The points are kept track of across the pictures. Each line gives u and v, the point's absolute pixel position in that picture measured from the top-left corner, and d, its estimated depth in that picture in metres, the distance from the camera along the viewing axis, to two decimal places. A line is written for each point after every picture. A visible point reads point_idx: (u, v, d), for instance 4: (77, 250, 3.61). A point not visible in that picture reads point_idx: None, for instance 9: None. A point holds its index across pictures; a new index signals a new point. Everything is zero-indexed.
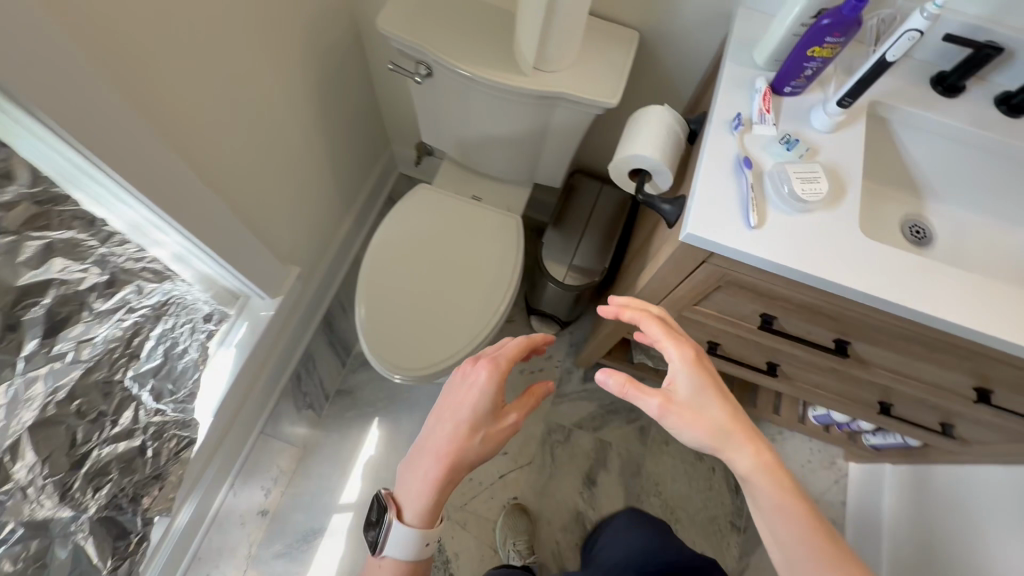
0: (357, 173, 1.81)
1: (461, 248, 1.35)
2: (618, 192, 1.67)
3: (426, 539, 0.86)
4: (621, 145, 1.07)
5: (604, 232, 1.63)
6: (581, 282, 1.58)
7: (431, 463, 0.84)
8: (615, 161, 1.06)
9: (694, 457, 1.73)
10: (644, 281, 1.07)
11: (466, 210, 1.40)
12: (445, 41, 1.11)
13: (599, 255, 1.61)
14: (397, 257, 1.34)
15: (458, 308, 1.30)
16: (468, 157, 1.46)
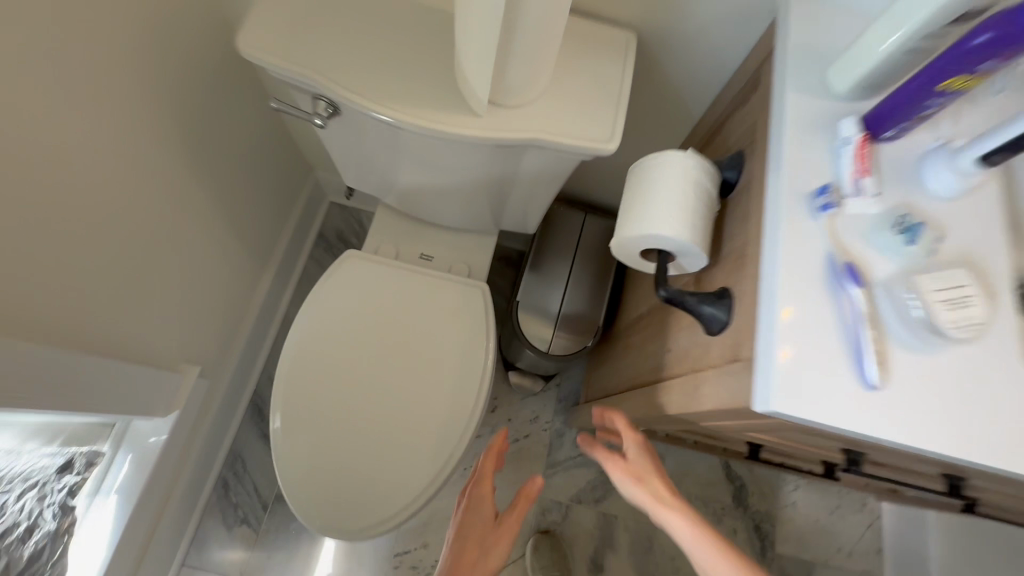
0: (272, 218, 1.41)
1: (412, 343, 1.03)
2: (606, 221, 1.32)
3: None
4: (625, 214, 0.74)
5: (593, 276, 1.28)
6: (571, 347, 1.26)
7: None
8: (618, 237, 0.73)
9: (711, 520, 1.49)
10: (672, 403, 0.76)
11: (415, 289, 1.06)
12: (352, 72, 0.75)
13: (591, 309, 1.27)
14: (325, 365, 1.01)
15: (412, 428, 0.99)
16: (411, 203, 1.09)
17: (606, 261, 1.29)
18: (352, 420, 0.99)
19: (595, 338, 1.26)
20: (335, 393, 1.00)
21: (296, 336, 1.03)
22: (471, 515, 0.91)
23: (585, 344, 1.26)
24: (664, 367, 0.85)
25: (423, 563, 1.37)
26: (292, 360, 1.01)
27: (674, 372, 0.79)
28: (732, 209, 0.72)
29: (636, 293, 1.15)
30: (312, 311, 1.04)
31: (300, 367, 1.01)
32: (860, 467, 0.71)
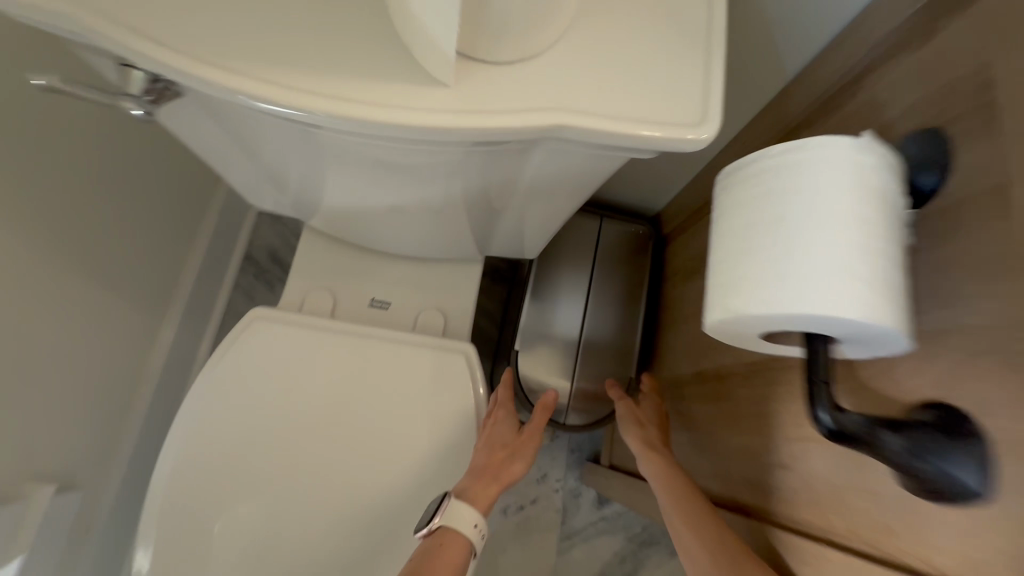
0: (169, 246, 1.02)
1: (366, 454, 0.68)
2: (629, 227, 0.97)
3: (473, 521, 0.58)
4: (737, 263, 0.40)
5: (617, 305, 0.93)
6: (597, 411, 0.93)
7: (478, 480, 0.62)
8: (726, 311, 0.39)
9: None
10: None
11: (365, 365, 0.71)
12: (190, 18, 0.39)
13: (620, 354, 0.93)
14: (229, 501, 0.67)
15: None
16: (353, 222, 0.73)
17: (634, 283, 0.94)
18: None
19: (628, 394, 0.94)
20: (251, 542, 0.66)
21: (179, 451, 0.68)
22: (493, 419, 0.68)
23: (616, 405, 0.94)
24: (788, 499, 0.51)
25: None
26: (176, 493, 0.67)
27: (825, 520, 0.45)
28: (952, 241, 0.37)
29: (687, 333, 0.80)
30: (208, 412, 0.69)
31: (191, 505, 0.67)
32: None
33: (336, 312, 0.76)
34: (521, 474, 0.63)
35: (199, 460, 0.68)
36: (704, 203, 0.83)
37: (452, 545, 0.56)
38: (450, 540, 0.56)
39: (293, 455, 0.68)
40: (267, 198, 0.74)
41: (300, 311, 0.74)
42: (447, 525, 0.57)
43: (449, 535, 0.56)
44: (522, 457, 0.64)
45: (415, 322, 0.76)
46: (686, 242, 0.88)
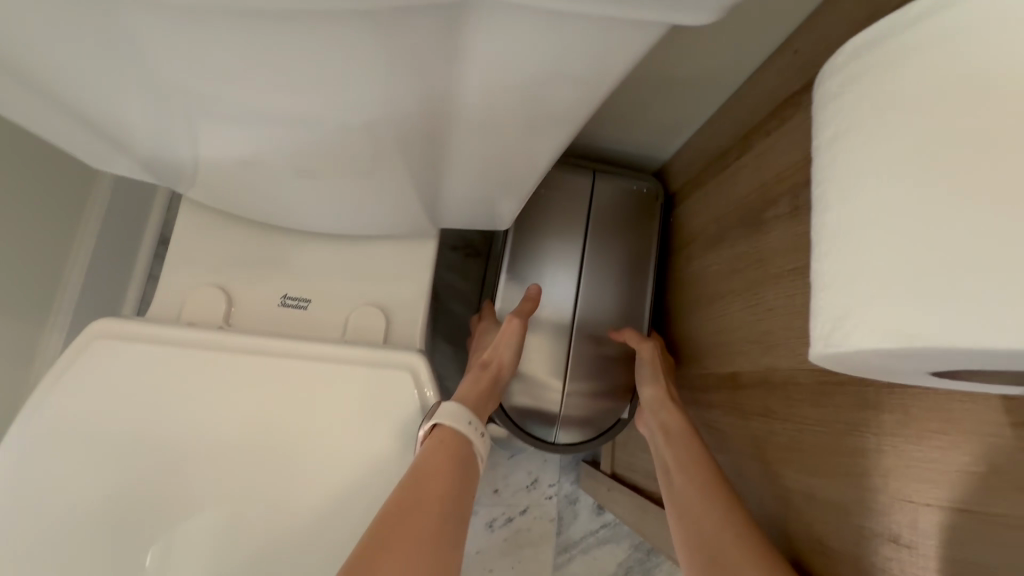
0: (38, 230, 0.72)
1: (272, 525, 0.48)
2: (627, 187, 0.75)
3: (469, 418, 0.50)
4: (907, 238, 0.19)
5: (615, 285, 0.73)
6: (592, 429, 0.74)
7: (471, 381, 0.62)
8: (909, 335, 0.18)
9: None
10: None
11: (271, 395, 0.50)
12: None
13: (618, 353, 0.73)
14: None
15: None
16: (250, 189, 0.51)
17: (636, 252, 0.74)
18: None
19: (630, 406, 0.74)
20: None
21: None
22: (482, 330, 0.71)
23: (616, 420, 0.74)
24: None
25: None
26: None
27: None
28: None
29: (713, 321, 0.61)
30: (35, 475, 0.48)
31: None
32: None
33: (233, 319, 0.55)
34: (507, 356, 0.64)
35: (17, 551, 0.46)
36: (729, 148, 0.62)
37: (455, 444, 0.47)
38: (453, 438, 0.48)
39: (165, 535, 0.47)
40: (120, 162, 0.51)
41: (179, 322, 0.52)
42: (444, 419, 0.48)
43: (449, 436, 0.48)
44: (505, 342, 0.65)
45: (346, 328, 0.56)
46: (704, 201, 0.68)
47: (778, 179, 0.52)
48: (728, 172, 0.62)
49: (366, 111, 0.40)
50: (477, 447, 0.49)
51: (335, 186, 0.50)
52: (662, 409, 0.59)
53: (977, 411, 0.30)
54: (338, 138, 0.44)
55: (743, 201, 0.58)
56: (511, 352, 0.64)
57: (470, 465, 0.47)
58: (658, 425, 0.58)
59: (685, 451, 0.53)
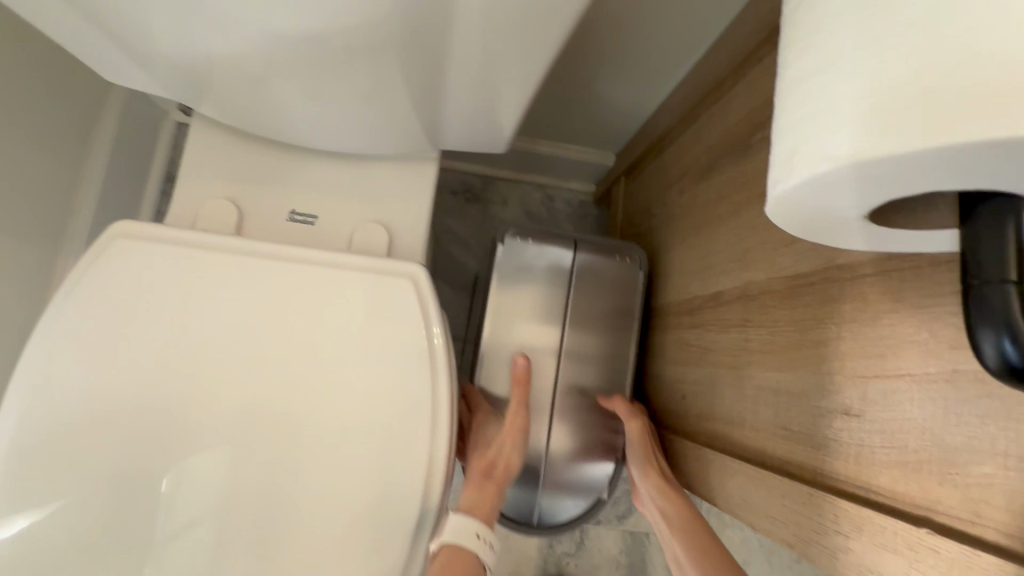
0: (62, 152, 0.75)
1: (290, 417, 0.52)
2: (611, 260, 0.76)
3: (477, 530, 0.52)
4: (862, 77, 0.20)
5: (603, 314, 0.75)
6: (576, 507, 0.74)
7: (475, 488, 0.60)
8: (839, 156, 0.21)
9: None
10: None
11: (281, 299, 0.53)
12: None
13: (616, 309, 0.75)
14: (96, 485, 0.50)
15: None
16: (256, 105, 0.53)
17: (619, 273, 0.76)
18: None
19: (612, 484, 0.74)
20: (125, 538, 0.49)
21: (20, 418, 0.50)
22: (479, 422, 0.69)
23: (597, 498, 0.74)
24: (858, 456, 0.35)
25: None
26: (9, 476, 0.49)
27: (928, 488, 0.31)
28: None
29: (699, 250, 0.64)
30: (58, 366, 0.51)
31: (39, 491, 0.49)
32: None
33: (243, 231, 0.58)
34: (514, 460, 0.64)
35: (48, 432, 0.50)
36: (722, 81, 0.64)
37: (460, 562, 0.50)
38: (454, 556, 0.50)
39: (186, 417, 0.51)
40: (132, 73, 0.53)
41: (191, 229, 0.55)
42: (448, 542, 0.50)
43: (454, 553, 0.50)
44: (511, 443, 0.66)
45: (350, 242, 0.59)
46: (696, 135, 0.70)
47: (767, 103, 0.53)
48: (722, 104, 0.63)
49: (371, 22, 0.42)
50: (486, 558, 0.51)
51: (338, 104, 0.52)
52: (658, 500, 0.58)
53: (926, 285, 0.32)
54: (343, 53, 0.45)
55: (733, 130, 0.60)
56: (517, 454, 0.65)
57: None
58: (657, 510, 0.58)
59: (692, 542, 0.54)
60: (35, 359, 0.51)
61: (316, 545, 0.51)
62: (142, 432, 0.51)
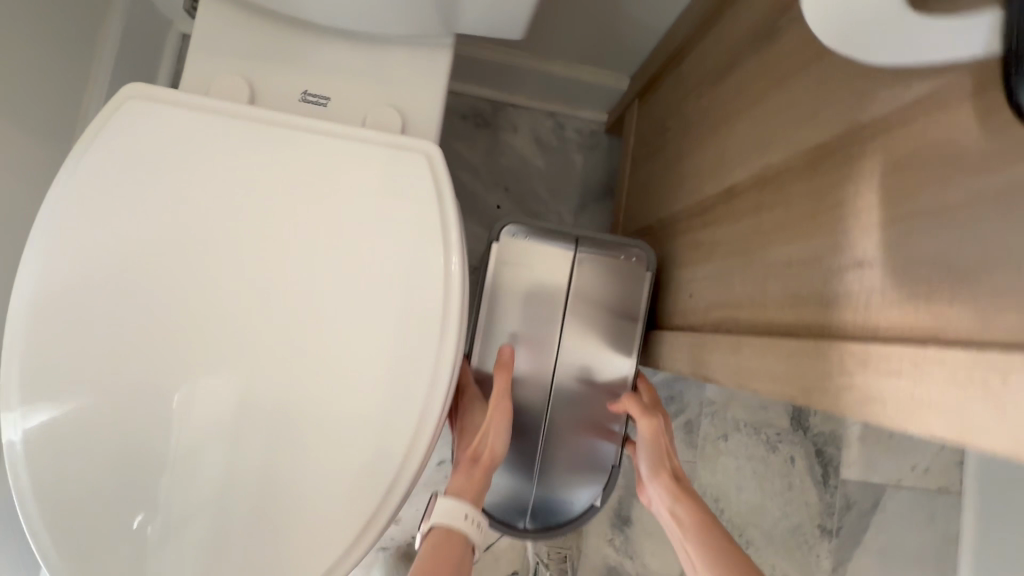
0: (68, 44, 0.73)
1: (305, 289, 0.53)
2: (613, 258, 0.75)
3: (465, 513, 0.62)
4: None
5: (599, 315, 0.75)
6: (565, 514, 0.79)
7: (464, 476, 0.66)
8: None
9: (764, 450, 1.16)
10: (957, 410, 0.28)
11: (294, 172, 0.53)
12: None
13: (621, 306, 0.75)
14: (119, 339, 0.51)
15: (310, 447, 0.52)
16: None
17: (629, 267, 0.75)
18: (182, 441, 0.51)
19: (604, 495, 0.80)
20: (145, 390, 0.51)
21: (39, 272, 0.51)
22: (465, 407, 0.73)
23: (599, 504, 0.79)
24: (869, 301, 0.36)
25: (393, 544, 1.03)
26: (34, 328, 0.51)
27: (939, 313, 0.31)
28: None
29: (715, 149, 0.63)
30: (76, 224, 0.51)
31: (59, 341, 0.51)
32: None
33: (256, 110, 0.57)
34: (498, 447, 0.68)
35: (67, 290, 0.51)
36: None
37: (449, 542, 0.61)
38: (445, 539, 0.61)
39: (204, 282, 0.52)
40: None
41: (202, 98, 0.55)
42: (438, 523, 0.61)
43: (444, 535, 0.61)
44: (495, 432, 0.69)
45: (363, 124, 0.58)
46: (716, 37, 0.68)
47: None
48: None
49: None
50: (470, 537, 0.61)
51: None
52: (674, 502, 0.64)
53: (952, 121, 0.32)
54: None
55: (757, 20, 0.58)
56: (501, 440, 0.69)
57: (461, 555, 0.61)
58: (667, 509, 0.64)
59: (701, 540, 0.59)
60: (53, 215, 0.51)
61: (329, 412, 0.52)
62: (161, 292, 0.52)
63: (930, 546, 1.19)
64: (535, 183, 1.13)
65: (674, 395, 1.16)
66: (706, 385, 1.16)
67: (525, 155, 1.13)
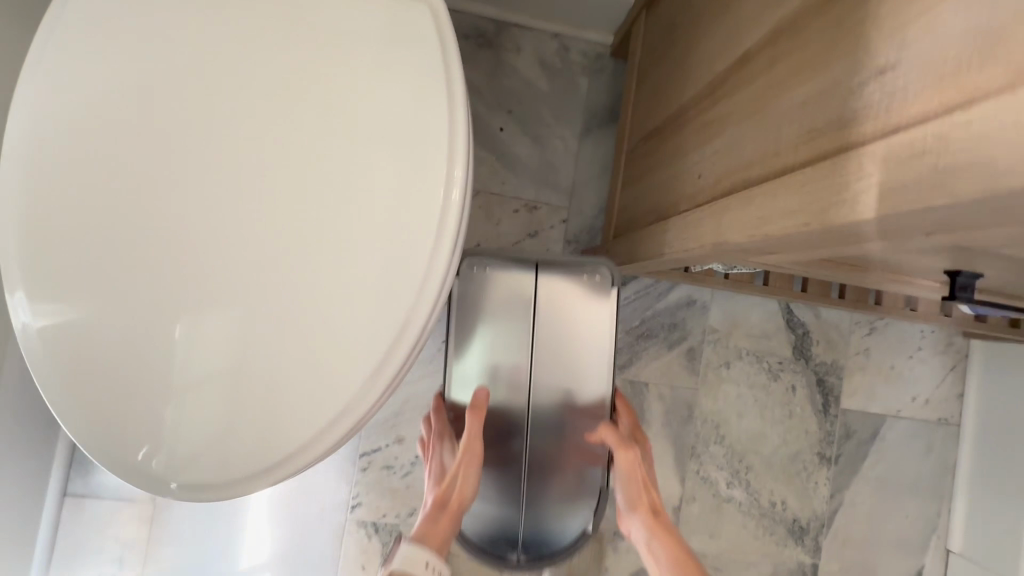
0: None
1: (322, 138, 0.58)
2: (582, 278, 0.90)
3: (425, 561, 0.68)
4: None
5: (564, 327, 0.90)
6: (563, 539, 0.93)
7: (429, 520, 0.75)
8: None
9: (766, 378, 1.16)
10: (981, 163, 0.27)
11: (308, 35, 0.58)
12: None
13: (585, 316, 0.90)
14: (136, 207, 0.57)
15: (333, 279, 0.57)
16: None
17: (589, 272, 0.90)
18: (197, 305, 0.56)
19: (595, 518, 0.93)
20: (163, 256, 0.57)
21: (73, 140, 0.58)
22: (439, 445, 0.86)
23: (581, 530, 0.93)
24: (892, 105, 0.35)
25: (397, 462, 1.04)
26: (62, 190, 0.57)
27: (969, 83, 0.30)
28: None
29: (727, 26, 0.61)
30: (102, 92, 0.58)
31: (94, 201, 0.57)
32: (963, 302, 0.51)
33: None
34: (466, 488, 0.77)
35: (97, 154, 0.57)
36: None
37: None
38: None
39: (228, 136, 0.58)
40: None
41: None
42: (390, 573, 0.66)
43: None
44: (464, 473, 0.78)
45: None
46: None
47: None
48: None
49: None
50: None
51: None
52: (654, 538, 0.76)
53: None
54: None
55: None
56: (469, 483, 0.78)
57: None
58: (644, 541, 0.77)
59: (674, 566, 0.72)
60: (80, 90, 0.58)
61: (348, 249, 0.57)
62: (190, 147, 0.57)
63: (927, 472, 1.20)
64: (538, 107, 1.11)
65: (676, 323, 1.14)
66: (709, 312, 1.15)
67: (528, 77, 1.11)
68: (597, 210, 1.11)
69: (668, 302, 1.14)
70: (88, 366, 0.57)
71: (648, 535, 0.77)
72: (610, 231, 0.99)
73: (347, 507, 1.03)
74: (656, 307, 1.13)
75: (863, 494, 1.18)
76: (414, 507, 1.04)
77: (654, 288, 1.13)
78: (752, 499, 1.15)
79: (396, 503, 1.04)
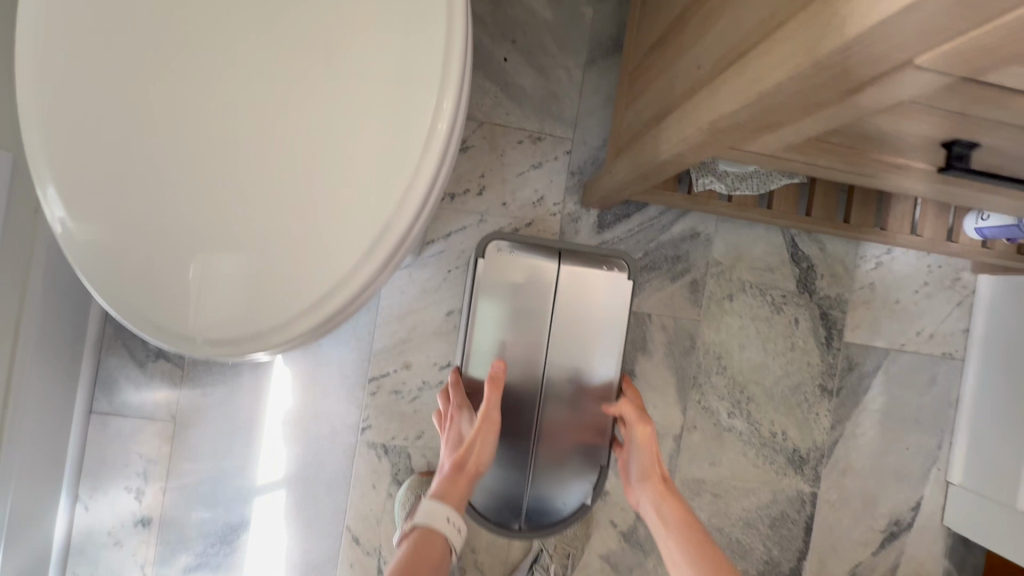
0: None
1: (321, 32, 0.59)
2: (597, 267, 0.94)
3: (448, 517, 0.79)
4: None
5: (579, 312, 0.93)
6: (563, 510, 0.97)
7: (449, 481, 0.83)
8: None
9: (769, 311, 1.17)
10: None
11: None
12: None
13: (595, 302, 0.94)
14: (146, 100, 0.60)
15: (334, 169, 0.59)
16: None
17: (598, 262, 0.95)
18: (208, 192, 0.60)
19: (595, 493, 0.98)
20: (163, 137, 0.60)
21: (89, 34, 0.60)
22: (456, 411, 0.90)
23: (580, 503, 0.97)
24: None
25: (405, 387, 1.08)
26: (76, 65, 0.61)
27: None
28: None
29: None
30: None
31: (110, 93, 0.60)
32: (955, 175, 0.52)
33: None
34: (481, 456, 0.85)
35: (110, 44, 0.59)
36: None
37: (429, 541, 0.77)
38: (425, 538, 0.77)
39: (232, 32, 0.60)
40: None
41: None
42: (423, 525, 0.77)
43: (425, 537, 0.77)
44: (481, 443, 0.85)
45: None
46: None
47: None
48: None
49: None
50: (450, 536, 0.78)
51: None
52: (660, 503, 0.85)
53: None
54: None
55: None
56: (485, 452, 0.85)
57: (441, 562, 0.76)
58: (653, 510, 0.85)
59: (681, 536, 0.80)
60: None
61: (347, 139, 0.59)
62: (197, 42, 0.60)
63: (929, 405, 1.21)
64: (542, 37, 1.10)
65: (680, 255, 1.15)
66: (713, 245, 1.15)
67: (533, 6, 1.10)
68: (601, 142, 1.12)
69: (672, 234, 1.15)
70: (95, 227, 0.61)
71: (661, 504, 0.84)
72: (611, 154, 0.99)
73: (359, 429, 1.07)
74: (659, 239, 1.14)
75: (863, 426, 1.20)
76: (422, 430, 1.08)
77: (658, 220, 1.13)
78: (753, 430, 1.17)
79: (405, 426, 1.08)
